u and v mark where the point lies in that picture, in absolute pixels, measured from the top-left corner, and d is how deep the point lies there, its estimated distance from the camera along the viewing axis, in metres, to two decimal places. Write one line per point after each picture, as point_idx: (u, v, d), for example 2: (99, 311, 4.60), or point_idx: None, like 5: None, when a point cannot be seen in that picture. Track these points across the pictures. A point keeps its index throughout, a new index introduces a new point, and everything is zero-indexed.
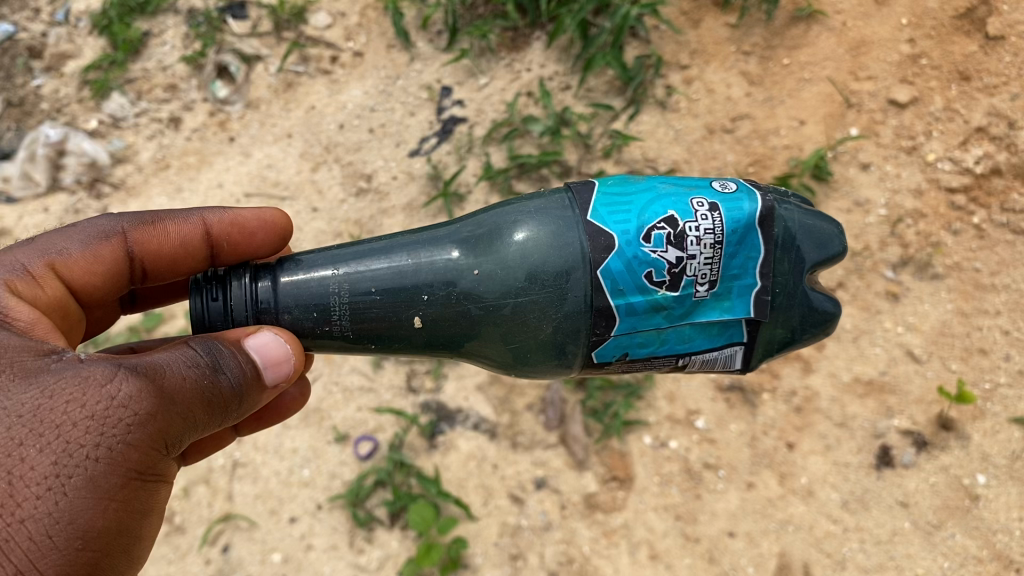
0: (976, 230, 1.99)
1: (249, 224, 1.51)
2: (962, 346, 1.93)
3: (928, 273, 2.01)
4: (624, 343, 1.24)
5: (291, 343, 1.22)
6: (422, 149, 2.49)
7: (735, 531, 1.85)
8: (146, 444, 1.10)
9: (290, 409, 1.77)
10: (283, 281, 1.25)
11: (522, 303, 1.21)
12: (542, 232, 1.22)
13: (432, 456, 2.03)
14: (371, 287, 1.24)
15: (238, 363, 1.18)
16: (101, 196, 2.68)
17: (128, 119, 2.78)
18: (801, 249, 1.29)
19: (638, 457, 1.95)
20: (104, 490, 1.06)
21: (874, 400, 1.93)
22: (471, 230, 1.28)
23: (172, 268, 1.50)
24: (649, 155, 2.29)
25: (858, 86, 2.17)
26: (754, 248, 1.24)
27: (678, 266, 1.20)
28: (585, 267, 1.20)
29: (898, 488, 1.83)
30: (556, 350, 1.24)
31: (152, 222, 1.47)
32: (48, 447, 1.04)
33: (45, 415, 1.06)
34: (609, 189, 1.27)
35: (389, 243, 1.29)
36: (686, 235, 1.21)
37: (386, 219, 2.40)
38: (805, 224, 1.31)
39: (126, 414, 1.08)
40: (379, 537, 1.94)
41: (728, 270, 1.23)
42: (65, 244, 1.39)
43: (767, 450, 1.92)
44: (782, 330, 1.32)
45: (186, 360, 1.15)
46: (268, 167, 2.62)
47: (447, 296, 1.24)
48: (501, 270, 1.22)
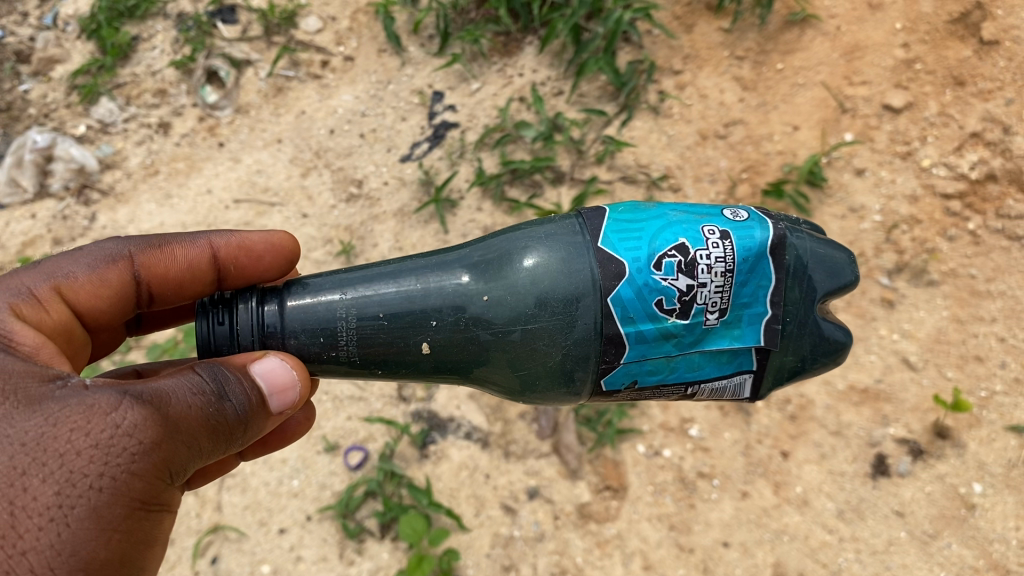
0: (971, 236, 1.97)
1: (256, 247, 1.45)
2: (958, 353, 1.91)
3: (923, 280, 2.00)
4: (633, 371, 1.22)
5: (299, 371, 1.17)
6: (413, 155, 2.47)
7: (730, 541, 1.82)
8: (149, 473, 1.06)
9: (295, 434, 1.71)
10: (290, 304, 1.21)
11: (531, 330, 1.18)
12: (552, 258, 1.19)
13: (423, 466, 2.01)
14: (379, 312, 1.20)
15: (242, 388, 1.12)
16: (89, 202, 2.65)
17: (117, 124, 2.75)
18: (812, 279, 1.28)
19: (632, 466, 1.93)
20: (108, 521, 1.03)
21: (869, 408, 1.91)
22: (481, 255, 1.25)
23: (179, 292, 1.45)
24: (642, 161, 2.27)
25: (853, 91, 2.16)
26: (765, 277, 1.23)
27: (688, 294, 1.18)
28: (596, 293, 1.17)
29: (894, 497, 1.82)
30: (564, 377, 1.21)
31: (160, 245, 1.42)
32: (51, 477, 1.01)
33: (48, 443, 1.03)
34: (621, 215, 1.25)
35: (398, 267, 1.26)
36: (697, 263, 1.19)
37: (377, 225, 2.37)
38: (814, 253, 1.29)
39: (131, 443, 1.04)
40: (369, 548, 1.91)
41: (738, 298, 1.21)
42: (72, 266, 1.35)
43: (762, 459, 1.90)
44: (792, 358, 1.30)
45: (192, 387, 1.10)
46: (257, 173, 2.59)
47: (456, 322, 1.20)
48: (512, 296, 1.19)
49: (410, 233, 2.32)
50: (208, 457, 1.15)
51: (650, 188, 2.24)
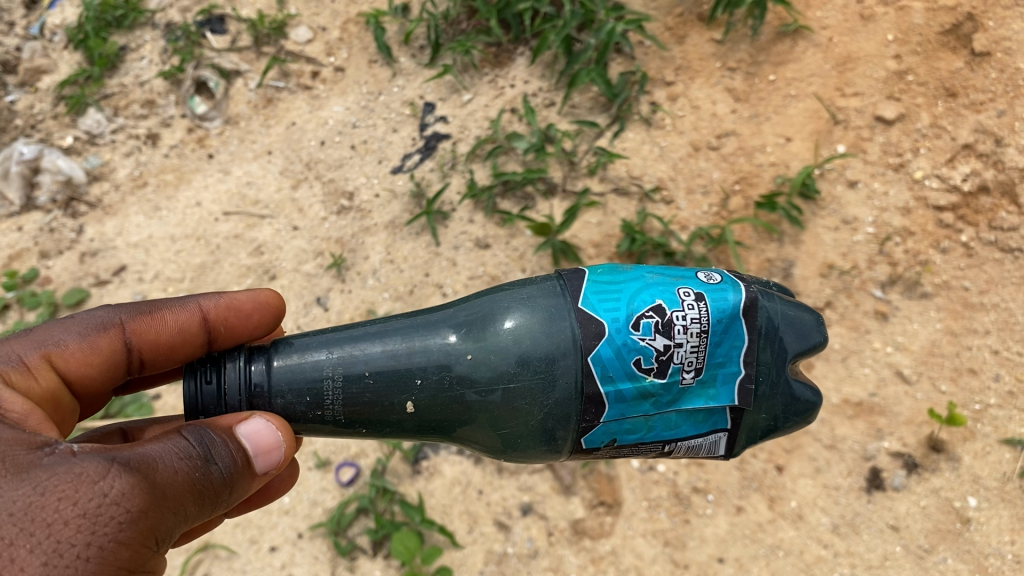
0: (964, 248, 1.97)
1: (245, 306, 1.44)
2: (952, 366, 1.90)
3: (917, 292, 1.99)
4: (612, 429, 1.21)
5: (284, 433, 1.16)
6: (405, 167, 2.45)
7: (725, 557, 1.82)
8: (136, 541, 1.03)
9: (279, 492, 1.68)
10: (277, 364, 1.19)
11: (513, 390, 1.17)
12: (533, 319, 1.18)
13: (416, 482, 1.99)
14: (364, 371, 1.19)
15: (229, 451, 1.11)
16: (77, 215, 2.62)
17: (105, 136, 2.73)
18: (783, 340, 1.28)
19: (626, 481, 1.92)
20: None
21: (863, 422, 1.90)
22: (466, 315, 1.23)
23: (169, 356, 1.42)
24: (634, 173, 2.26)
25: (844, 103, 2.15)
26: (739, 337, 1.22)
27: (665, 353, 1.18)
28: (576, 354, 1.16)
29: (889, 511, 1.81)
30: (545, 436, 1.20)
31: (149, 312, 1.40)
32: (38, 547, 0.96)
33: (35, 513, 0.99)
34: (599, 276, 1.24)
35: (384, 326, 1.24)
36: (673, 323, 1.19)
37: (368, 237, 2.35)
38: (786, 314, 1.30)
39: (118, 512, 1.01)
40: (362, 566, 1.90)
41: (713, 358, 1.21)
42: (62, 335, 1.34)
43: (756, 473, 1.89)
44: (765, 417, 1.30)
45: (179, 451, 1.08)
46: (247, 185, 2.57)
47: (441, 381, 1.19)
48: (494, 355, 1.17)
49: (401, 246, 2.31)
50: (192, 523, 1.11)
51: (643, 200, 2.23)
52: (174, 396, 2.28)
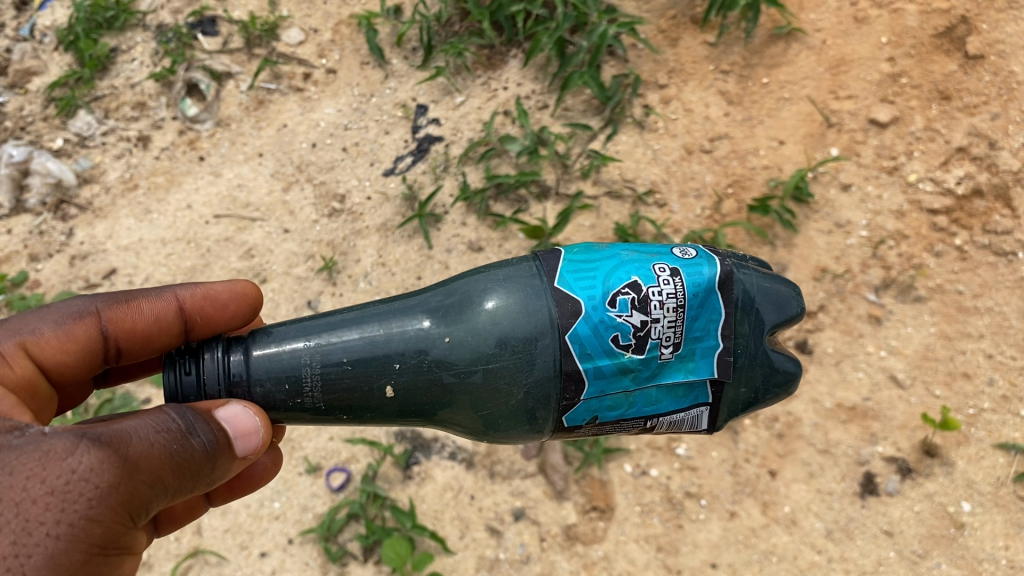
0: (958, 252, 1.97)
1: (220, 296, 1.41)
2: (946, 370, 1.90)
3: (911, 295, 1.98)
4: (592, 407, 1.19)
5: (262, 415, 1.15)
6: (397, 169, 2.44)
7: (718, 562, 1.81)
8: (109, 517, 1.03)
9: (264, 478, 1.65)
10: (255, 353, 1.17)
11: (492, 370, 1.16)
12: (511, 300, 1.17)
13: (407, 487, 1.98)
14: (342, 357, 1.17)
15: (208, 427, 1.10)
16: (66, 217, 2.60)
17: (96, 138, 2.71)
18: (759, 310, 1.27)
19: (619, 486, 1.91)
20: (65, 567, 0.99)
21: (857, 426, 1.89)
22: (441, 299, 1.22)
23: (146, 345, 1.39)
24: (627, 176, 2.25)
25: (838, 105, 2.14)
26: (715, 311, 1.22)
27: (642, 329, 1.17)
28: (554, 332, 1.15)
29: (883, 516, 1.80)
30: (526, 415, 1.18)
31: (125, 301, 1.38)
32: (8, 526, 0.98)
33: (4, 492, 0.99)
34: (575, 255, 1.23)
35: (361, 313, 1.23)
36: (650, 299, 1.18)
37: (360, 240, 2.34)
38: (761, 286, 1.29)
39: (87, 488, 1.01)
40: (353, 572, 1.88)
41: (690, 332, 1.20)
42: (39, 324, 1.33)
43: (749, 478, 1.88)
44: (745, 390, 1.28)
45: (156, 425, 1.07)
46: (238, 188, 2.56)
47: (419, 365, 1.18)
48: (471, 337, 1.16)
49: (393, 249, 2.29)
50: (172, 496, 1.11)
51: (636, 203, 2.21)
52: (164, 401, 2.27)
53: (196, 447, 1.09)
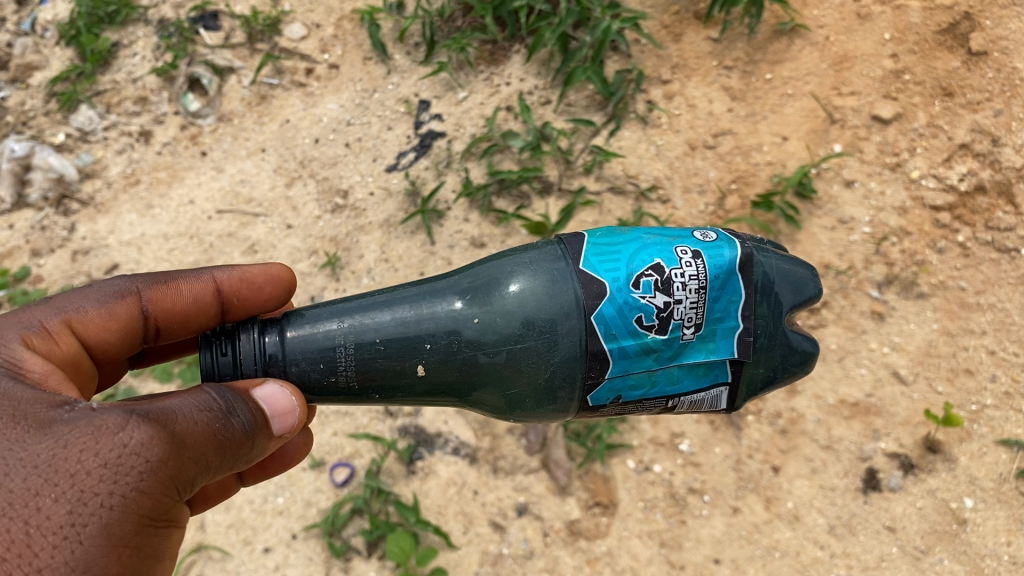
0: (961, 248, 1.97)
1: (257, 279, 1.43)
2: (948, 367, 1.90)
3: (913, 292, 1.98)
4: (617, 386, 1.20)
5: (297, 394, 1.15)
6: (399, 165, 2.44)
7: (721, 558, 1.81)
8: (158, 490, 1.04)
9: (296, 458, 1.65)
10: (290, 334, 1.19)
11: (518, 350, 1.16)
12: (537, 282, 1.18)
13: (410, 482, 1.99)
14: (375, 337, 1.18)
15: (247, 405, 1.11)
16: (68, 212, 2.60)
17: (97, 133, 2.71)
18: (777, 293, 1.27)
19: (622, 481, 1.91)
20: (118, 537, 1.01)
21: (860, 422, 1.89)
22: (470, 281, 1.23)
23: (184, 326, 1.41)
24: (630, 172, 2.25)
25: (841, 102, 2.14)
26: (736, 292, 1.22)
27: (666, 310, 1.17)
28: (579, 314, 1.16)
29: (885, 512, 1.80)
30: (547, 396, 1.19)
31: (164, 281, 1.38)
32: (64, 496, 1.00)
33: (59, 464, 1.01)
34: (598, 239, 1.24)
35: (391, 295, 1.24)
36: (672, 281, 1.18)
37: (363, 236, 2.34)
38: (779, 268, 1.29)
39: (138, 462, 1.02)
40: (356, 567, 1.88)
41: (711, 313, 1.20)
42: (81, 302, 1.31)
43: (752, 474, 1.89)
44: (764, 370, 1.28)
45: (197, 403, 1.09)
46: (241, 183, 2.56)
47: (450, 345, 1.18)
48: (499, 319, 1.17)
49: (396, 244, 2.29)
50: (214, 474, 1.13)
51: (639, 199, 2.22)
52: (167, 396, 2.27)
53: (235, 425, 1.10)
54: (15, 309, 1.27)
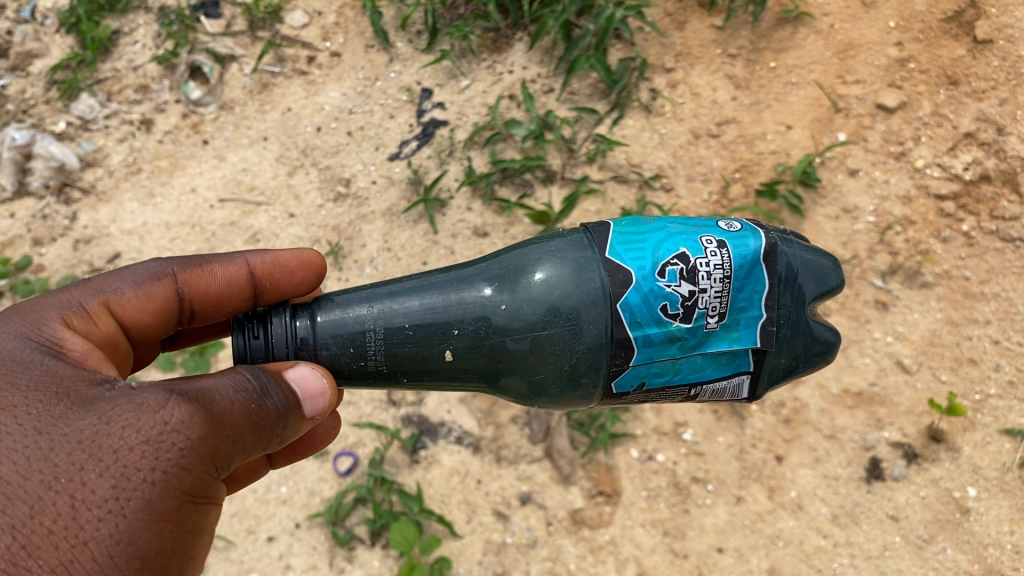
0: (965, 237, 1.97)
1: (289, 263, 1.42)
2: (952, 356, 1.90)
3: (917, 281, 1.98)
4: (641, 373, 1.20)
5: (330, 379, 1.15)
6: (402, 154, 2.43)
7: (724, 547, 1.82)
8: (197, 467, 1.03)
9: (323, 442, 1.65)
10: (320, 318, 1.18)
11: (543, 337, 1.16)
12: (564, 270, 1.18)
13: (414, 471, 1.99)
14: (404, 323, 1.18)
15: (282, 388, 1.10)
16: (70, 201, 2.59)
17: (98, 121, 2.70)
18: (801, 285, 1.27)
19: (626, 471, 1.91)
20: (160, 512, 1.01)
21: (863, 412, 1.89)
22: (499, 268, 1.23)
23: (218, 309, 1.39)
24: (634, 161, 2.24)
25: (846, 90, 2.13)
26: (760, 282, 1.22)
27: (691, 299, 1.17)
28: (605, 302, 1.16)
29: (888, 501, 1.81)
30: (572, 382, 1.19)
31: (198, 264, 1.37)
32: (107, 472, 0.99)
33: (102, 440, 1.01)
34: (624, 227, 1.24)
35: (419, 281, 1.23)
36: (697, 270, 1.18)
37: (366, 225, 2.33)
38: (804, 261, 1.29)
39: (179, 439, 1.02)
40: (360, 556, 1.89)
41: (735, 303, 1.20)
42: (118, 284, 1.30)
43: (756, 463, 1.89)
44: (785, 359, 1.29)
45: (234, 384, 1.08)
46: (242, 172, 2.55)
47: (477, 331, 1.18)
48: (527, 306, 1.17)
49: (399, 233, 2.29)
50: (252, 453, 1.12)
51: (642, 188, 2.21)
52: None
53: (271, 406, 1.09)
54: (54, 290, 1.26)
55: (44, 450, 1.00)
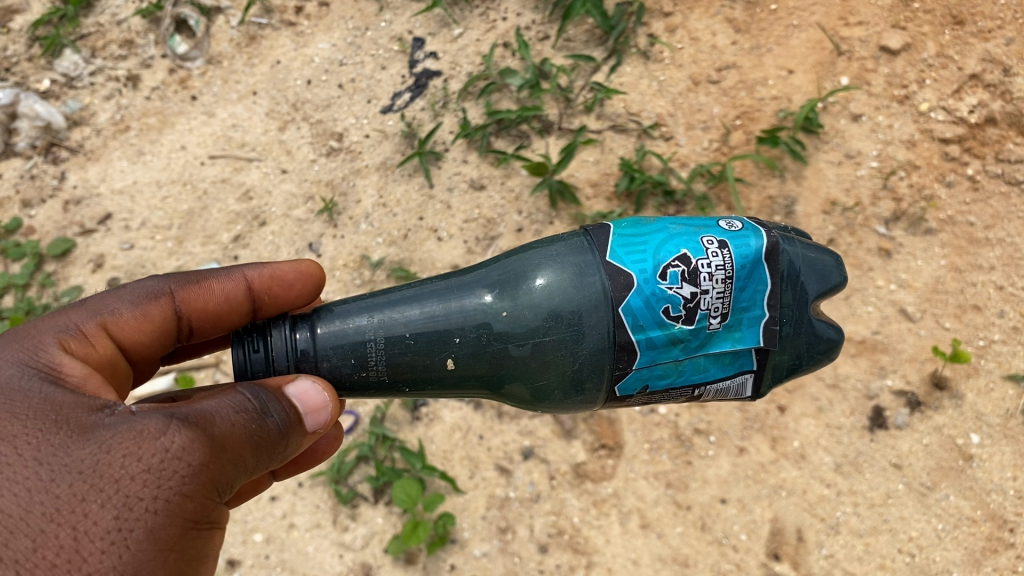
0: (970, 181, 1.93)
1: (287, 275, 1.38)
2: (956, 303, 1.88)
3: (921, 228, 1.95)
4: (644, 376, 1.18)
5: (330, 391, 1.12)
6: (395, 106, 2.37)
7: (727, 498, 1.81)
8: (200, 494, 1.00)
9: (327, 453, 1.62)
10: (320, 329, 1.15)
11: (545, 343, 1.14)
12: (564, 275, 1.15)
13: (416, 429, 1.98)
14: (404, 332, 1.15)
15: (282, 404, 1.07)
16: (58, 160, 2.55)
17: (83, 78, 2.64)
18: (802, 282, 1.25)
19: (627, 424, 1.90)
20: (163, 541, 0.97)
21: (866, 360, 1.88)
22: (499, 274, 1.20)
23: (217, 325, 1.34)
24: (632, 109, 2.20)
25: (849, 32, 2.08)
26: (762, 281, 1.19)
27: (693, 301, 1.15)
28: (607, 305, 1.13)
29: (892, 449, 1.80)
30: (575, 386, 1.17)
31: (197, 279, 1.32)
32: (109, 502, 0.95)
33: (103, 469, 0.97)
34: (624, 229, 1.21)
35: (419, 289, 1.20)
36: (699, 271, 1.16)
37: (360, 179, 2.29)
38: (804, 259, 1.27)
39: (181, 465, 0.98)
40: (364, 514, 1.89)
41: (737, 303, 1.18)
42: (115, 304, 1.25)
43: (758, 414, 1.88)
44: (788, 357, 1.27)
45: (233, 404, 1.05)
46: (233, 128, 2.49)
47: (479, 338, 1.15)
48: (527, 312, 1.14)
49: (394, 188, 2.25)
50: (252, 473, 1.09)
51: (641, 137, 2.17)
52: None
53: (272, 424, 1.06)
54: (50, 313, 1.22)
55: (45, 482, 0.96)
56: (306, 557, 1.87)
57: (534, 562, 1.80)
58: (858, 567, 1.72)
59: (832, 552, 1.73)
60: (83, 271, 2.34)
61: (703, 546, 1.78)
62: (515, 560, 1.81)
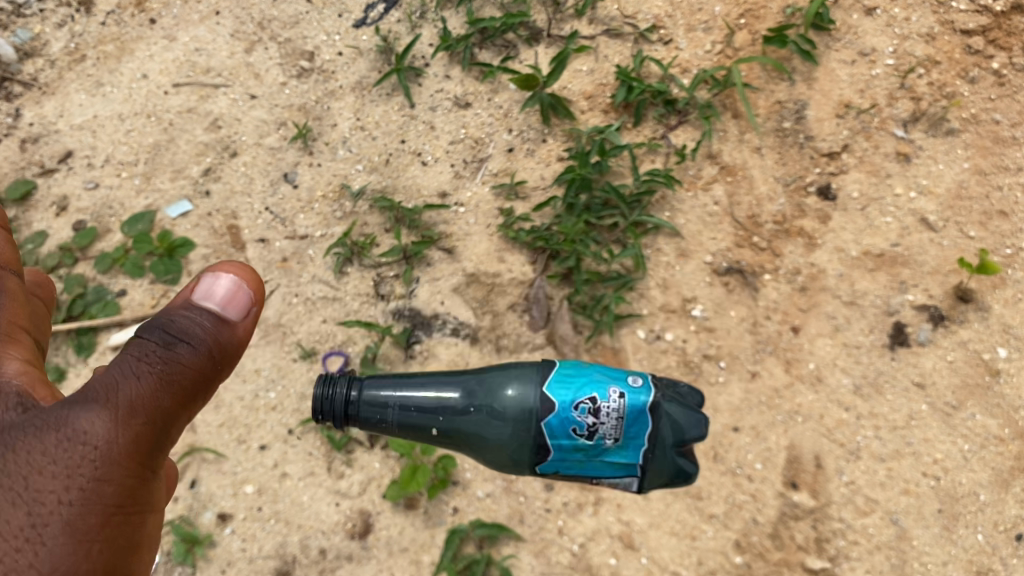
0: (995, 76, 1.83)
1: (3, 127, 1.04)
2: (981, 210, 1.76)
3: (942, 128, 1.83)
4: (556, 465, 1.25)
5: (252, 285, 1.07)
6: (368, 20, 2.21)
7: (740, 425, 1.71)
8: (119, 473, 0.93)
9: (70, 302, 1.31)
10: (368, 393, 1.23)
11: (518, 429, 1.23)
12: (529, 383, 1.24)
13: (411, 367, 1.80)
14: (410, 407, 1.24)
15: (193, 322, 1.01)
16: (10, 96, 2.28)
17: (31, 4, 2.38)
18: (689, 434, 1.27)
19: (633, 353, 1.79)
20: (83, 531, 0.90)
21: (885, 274, 1.76)
22: (471, 384, 1.28)
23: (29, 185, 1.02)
24: (627, 12, 2.07)
25: None
26: (638, 435, 1.23)
27: (592, 429, 1.21)
28: (534, 418, 1.22)
29: (914, 368, 1.70)
30: (516, 458, 1.26)
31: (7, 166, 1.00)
32: (19, 499, 0.87)
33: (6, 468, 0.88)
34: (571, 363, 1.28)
35: (431, 376, 1.29)
36: (602, 409, 1.21)
37: (335, 102, 2.12)
38: (684, 406, 1.29)
39: (89, 451, 0.91)
40: (359, 459, 1.73)
41: (628, 435, 1.22)
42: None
43: (771, 336, 1.77)
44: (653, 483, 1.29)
45: (138, 349, 0.97)
46: (197, 52, 2.25)
47: (463, 411, 1.26)
48: (497, 411, 1.24)
49: (372, 109, 2.09)
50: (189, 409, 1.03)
51: (638, 41, 2.03)
52: None
53: (184, 352, 0.99)
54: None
55: None
56: (302, 509, 1.69)
57: (541, 501, 1.69)
58: (881, 494, 1.63)
59: (852, 479, 1.64)
60: (46, 215, 2.03)
61: (716, 477, 1.68)
62: (522, 500, 1.70)
